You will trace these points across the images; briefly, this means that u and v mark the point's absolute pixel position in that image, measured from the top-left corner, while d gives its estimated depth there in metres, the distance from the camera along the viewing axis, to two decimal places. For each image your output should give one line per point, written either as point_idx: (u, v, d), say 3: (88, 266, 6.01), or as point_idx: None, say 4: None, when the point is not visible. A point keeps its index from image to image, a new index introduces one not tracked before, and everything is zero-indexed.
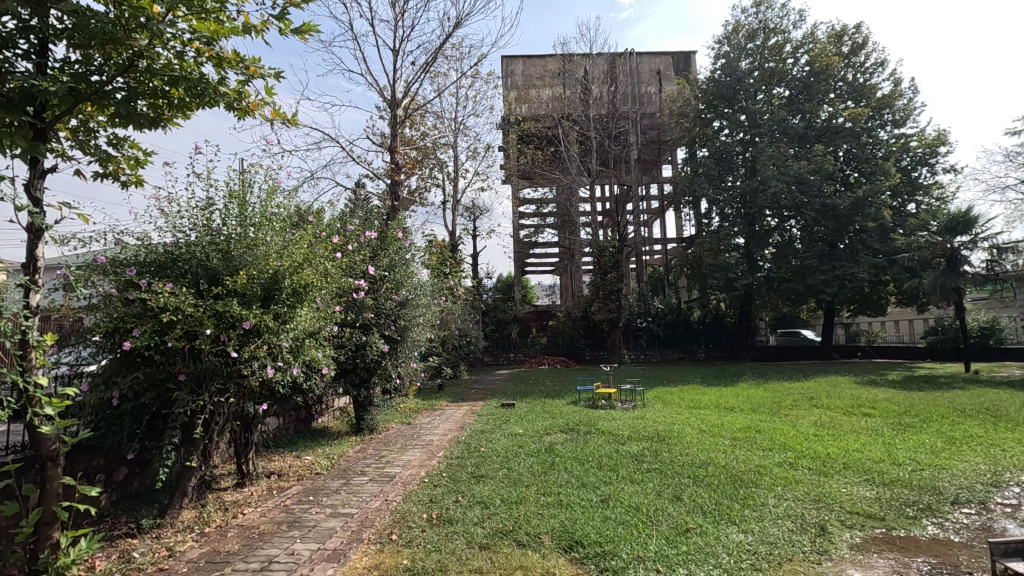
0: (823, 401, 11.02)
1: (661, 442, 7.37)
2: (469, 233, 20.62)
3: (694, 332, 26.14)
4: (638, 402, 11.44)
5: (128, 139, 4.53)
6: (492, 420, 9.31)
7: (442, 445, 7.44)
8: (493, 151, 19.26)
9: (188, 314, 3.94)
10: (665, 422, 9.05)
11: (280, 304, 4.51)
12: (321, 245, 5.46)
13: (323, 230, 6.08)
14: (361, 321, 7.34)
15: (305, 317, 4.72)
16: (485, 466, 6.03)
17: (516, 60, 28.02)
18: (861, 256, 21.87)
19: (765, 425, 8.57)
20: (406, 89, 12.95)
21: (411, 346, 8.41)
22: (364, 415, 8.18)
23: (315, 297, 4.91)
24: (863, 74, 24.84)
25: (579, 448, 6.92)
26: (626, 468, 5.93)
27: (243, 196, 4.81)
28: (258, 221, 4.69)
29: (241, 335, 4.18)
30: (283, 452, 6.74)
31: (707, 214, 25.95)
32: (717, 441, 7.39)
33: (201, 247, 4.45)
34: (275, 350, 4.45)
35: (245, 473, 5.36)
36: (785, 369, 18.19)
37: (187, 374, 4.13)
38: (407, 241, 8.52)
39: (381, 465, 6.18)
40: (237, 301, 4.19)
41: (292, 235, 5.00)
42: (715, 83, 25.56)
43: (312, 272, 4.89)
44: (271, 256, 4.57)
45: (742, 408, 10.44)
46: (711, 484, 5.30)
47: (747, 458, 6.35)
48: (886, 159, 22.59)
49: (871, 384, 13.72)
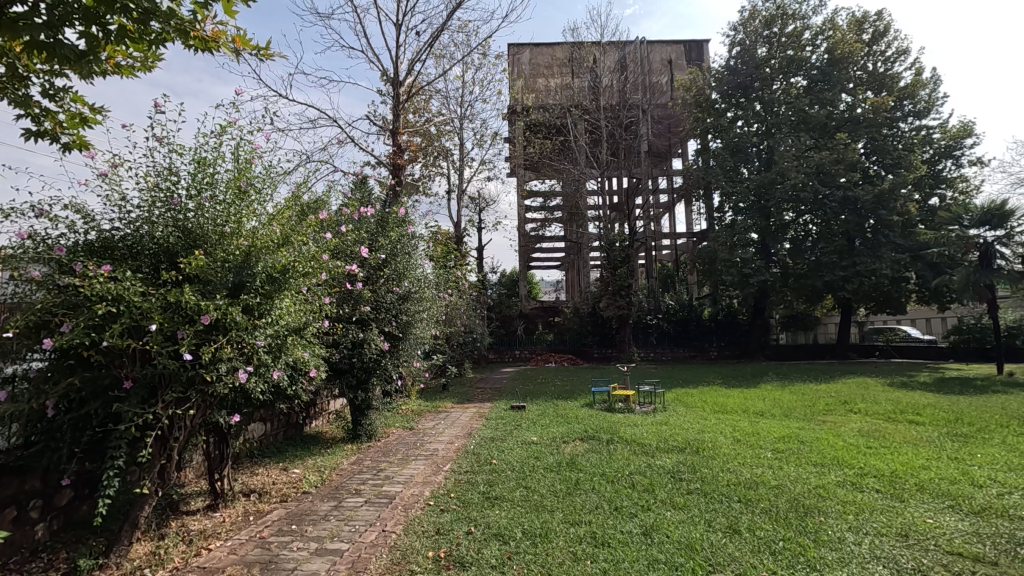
0: (860, 406, 10.14)
1: (694, 454, 6.54)
2: (475, 225, 19.74)
3: (706, 329, 25.28)
4: (658, 405, 10.62)
5: (70, 91, 3.77)
6: (503, 425, 8.49)
7: (450, 456, 6.61)
8: (499, 139, 18.39)
9: (133, 305, 3.13)
10: (694, 429, 8.23)
11: (253, 293, 3.68)
12: (307, 224, 4.66)
13: (310, 209, 5.27)
14: (357, 316, 6.56)
15: (288, 311, 3.91)
16: (500, 485, 5.19)
17: (522, 49, 27.18)
18: (884, 251, 20.94)
19: (807, 434, 7.74)
20: (408, 68, 12.08)
21: (414, 344, 7.56)
22: (361, 420, 7.37)
23: (299, 286, 4.10)
24: (885, 63, 23.86)
25: (605, 462, 6.13)
26: (664, 488, 5.11)
27: (212, 164, 4.02)
28: (232, 194, 3.90)
29: (201, 332, 3.35)
30: (269, 464, 5.94)
31: (720, 208, 25.05)
32: (757, 453, 6.57)
33: (160, 224, 3.65)
34: (250, 351, 3.65)
35: (219, 493, 4.55)
36: (806, 369, 17.32)
37: (134, 380, 3.28)
38: (411, 227, 7.71)
39: (379, 482, 5.36)
40: (196, 290, 3.36)
41: (275, 212, 4.21)
42: (730, 72, 24.66)
43: (298, 257, 4.08)
44: (245, 237, 3.76)
45: (773, 413, 9.59)
46: (771, 512, 4.46)
47: (801, 476, 5.52)
48: (908, 151, 21.67)
49: (906, 387, 12.81)
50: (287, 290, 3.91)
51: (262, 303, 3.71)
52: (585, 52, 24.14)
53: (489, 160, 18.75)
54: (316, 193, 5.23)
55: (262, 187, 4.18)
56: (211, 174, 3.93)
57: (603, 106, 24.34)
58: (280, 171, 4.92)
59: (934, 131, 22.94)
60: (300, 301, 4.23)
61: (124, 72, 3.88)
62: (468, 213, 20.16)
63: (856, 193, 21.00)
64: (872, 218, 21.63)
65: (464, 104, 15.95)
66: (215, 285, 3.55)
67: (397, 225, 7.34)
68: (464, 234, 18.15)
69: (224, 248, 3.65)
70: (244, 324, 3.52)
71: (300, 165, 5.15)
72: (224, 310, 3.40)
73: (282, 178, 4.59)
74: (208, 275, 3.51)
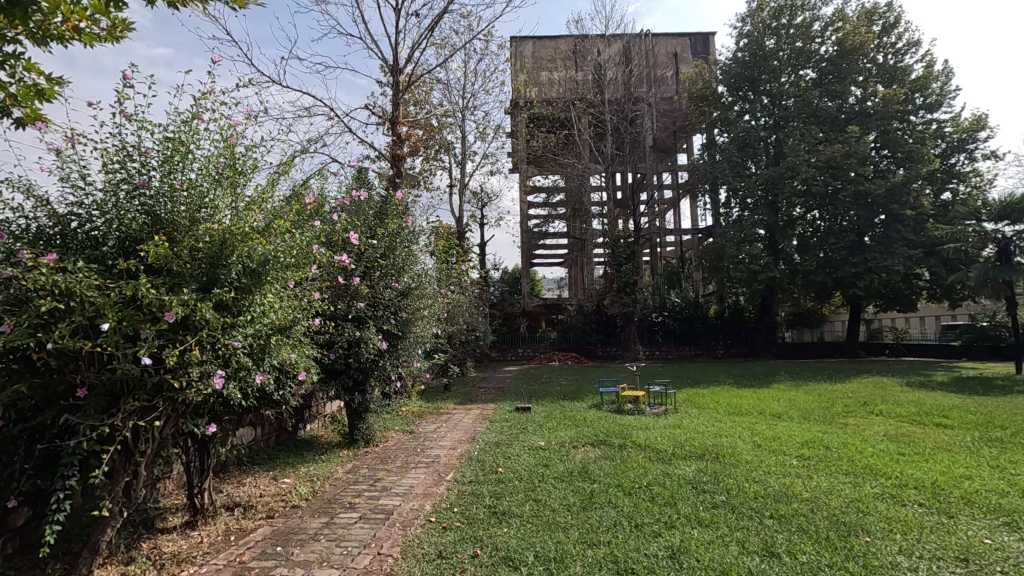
0: (881, 408, 9.69)
1: (714, 462, 6.09)
2: (477, 220, 19.27)
3: (712, 327, 24.84)
4: (669, 406, 10.17)
5: (22, 57, 3.33)
6: (508, 428, 8.08)
7: (452, 463, 6.16)
8: (502, 131, 17.94)
9: (87, 301, 2.70)
10: (710, 433, 7.80)
11: (227, 287, 3.24)
12: (292, 212, 4.23)
13: (299, 195, 4.83)
14: (352, 313, 6.14)
15: (271, 306, 3.49)
16: (508, 498, 4.76)
17: (525, 42, 26.71)
18: (896, 247, 20.46)
19: (832, 439, 7.28)
20: (407, 56, 11.60)
21: (414, 342, 7.11)
22: (358, 424, 6.93)
23: (282, 279, 3.67)
24: (895, 55, 23.30)
25: (619, 470, 5.70)
26: (687, 502, 4.67)
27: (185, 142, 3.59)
28: (209, 176, 3.50)
29: (166, 331, 2.92)
30: (257, 474, 5.51)
31: (726, 204, 24.57)
32: (780, 460, 6.12)
33: (127, 207, 3.25)
34: (227, 353, 3.25)
35: (198, 508, 4.14)
36: (818, 368, 16.87)
37: (90, 389, 2.86)
38: (411, 220, 7.26)
39: (375, 495, 4.91)
40: (160, 285, 2.93)
41: (258, 194, 3.80)
42: (737, 64, 24.12)
43: (282, 246, 3.67)
44: (220, 223, 3.35)
45: (791, 415, 9.14)
46: (809, 531, 4.02)
47: (833, 487, 5.09)
48: (920, 145, 21.16)
49: (924, 388, 12.34)
50: (269, 283, 3.48)
51: (239, 297, 3.30)
52: (589, 45, 23.68)
53: (492, 154, 18.32)
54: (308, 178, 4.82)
55: (244, 168, 3.77)
56: (185, 151, 3.52)
57: (607, 99, 23.88)
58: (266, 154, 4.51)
59: (946, 125, 22.41)
60: (287, 295, 3.83)
61: (84, 38, 3.47)
62: (470, 208, 19.73)
63: (868, 187, 20.47)
64: (883, 213, 21.14)
65: (465, 96, 15.51)
66: (183, 278, 3.12)
67: (395, 216, 6.91)
68: (466, 229, 17.68)
69: (195, 232, 3.21)
70: (219, 322, 3.10)
71: (288, 147, 4.74)
72: (193, 306, 2.96)
73: (266, 159, 4.18)
74: (175, 264, 3.07)
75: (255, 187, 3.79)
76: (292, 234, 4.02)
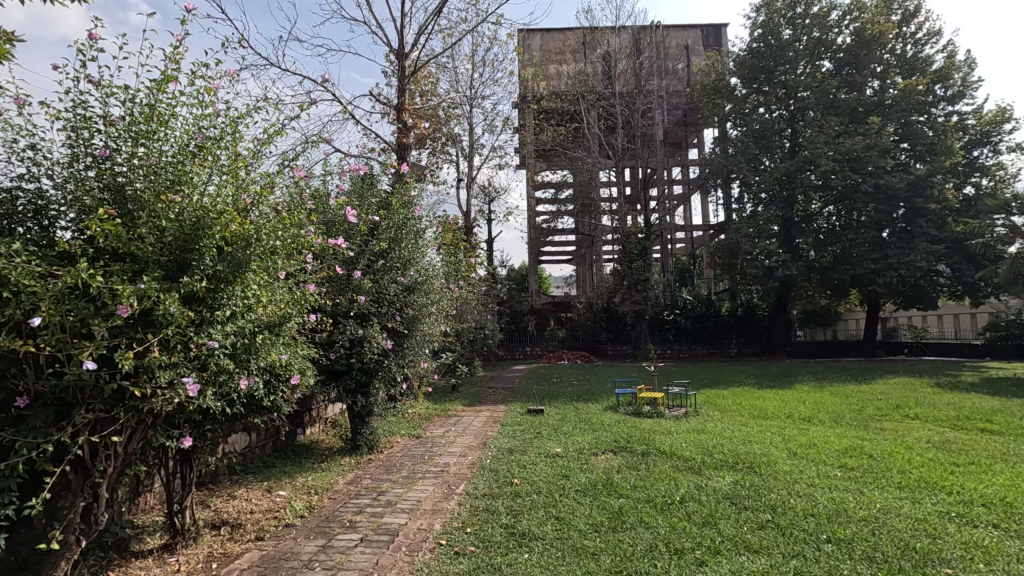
0: (917, 411, 9.12)
1: (750, 472, 5.55)
2: (484, 215, 18.74)
3: (725, 325, 24.27)
4: (690, 408, 9.62)
5: None
6: (522, 433, 7.59)
7: (463, 472, 5.65)
8: (510, 123, 17.39)
9: (21, 291, 2.19)
10: (739, 439, 7.27)
11: (199, 276, 2.73)
12: (280, 191, 3.69)
13: (294, 174, 4.30)
14: (354, 309, 5.67)
15: (253, 298, 3.03)
16: (527, 515, 4.26)
17: (534, 35, 26.20)
18: (918, 243, 19.77)
19: (873, 446, 6.74)
20: (413, 40, 11.06)
21: (422, 341, 6.61)
22: (361, 429, 6.45)
23: (267, 267, 3.16)
24: (915, 45, 22.49)
25: (646, 481, 5.21)
26: (729, 521, 4.16)
27: (155, 105, 3.07)
28: (183, 145, 3.00)
29: (122, 330, 2.42)
30: (249, 486, 5.03)
31: (739, 198, 23.93)
32: (823, 471, 5.56)
33: (84, 181, 2.76)
34: (203, 355, 2.79)
35: (178, 529, 3.68)
36: (839, 368, 16.25)
37: (33, 399, 2.36)
38: (418, 210, 6.79)
39: (379, 511, 4.41)
40: (115, 272, 2.42)
41: (241, 166, 3.28)
42: (752, 55, 23.46)
43: (268, 226, 3.17)
44: (193, 198, 2.84)
45: (821, 419, 8.58)
46: (877, 560, 3.50)
47: (890, 504, 4.57)
48: (942, 137, 20.47)
49: (956, 389, 11.72)
50: (251, 270, 2.98)
51: (215, 285, 2.81)
52: (599, 36, 23.11)
53: (500, 147, 17.81)
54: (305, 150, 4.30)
55: (226, 136, 3.26)
56: (155, 116, 3.01)
57: (618, 91, 23.30)
58: (255, 124, 3.99)
59: (967, 117, 21.67)
60: (275, 286, 3.38)
61: None
62: (478, 202, 19.22)
63: (889, 180, 19.78)
64: (903, 208, 20.46)
65: (473, 85, 14.98)
66: (147, 264, 2.63)
67: (398, 203, 6.39)
68: (474, 224, 17.16)
69: (154, 205, 2.69)
70: (188, 318, 2.61)
71: (282, 117, 4.23)
72: (156, 297, 2.46)
73: (253, 127, 3.66)
74: (134, 246, 2.57)
75: (238, 159, 3.27)
76: (280, 215, 3.51)
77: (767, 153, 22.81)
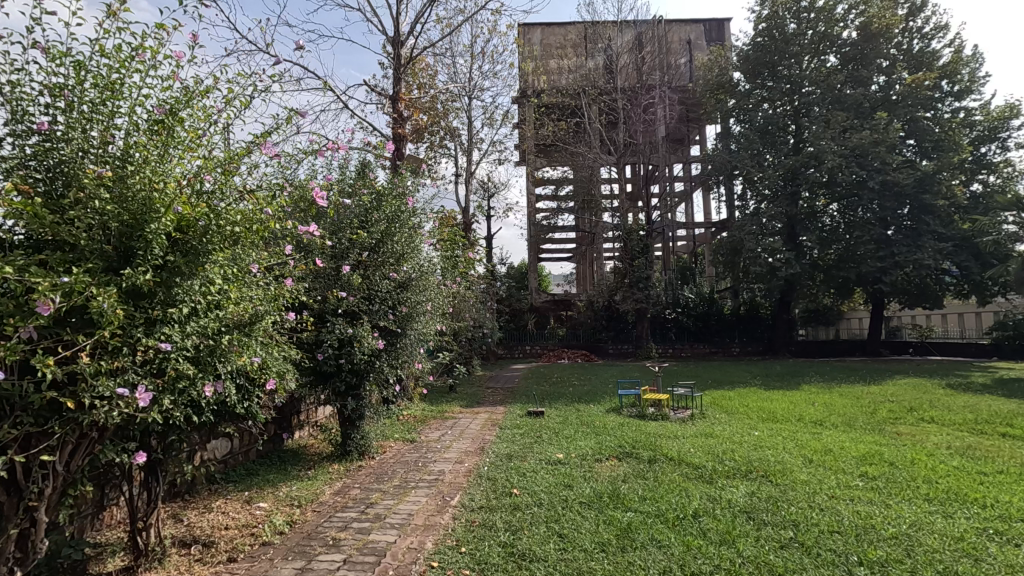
0: (933, 414, 8.75)
1: (765, 482, 5.17)
2: (484, 211, 18.33)
3: (727, 324, 23.91)
4: (695, 411, 9.27)
5: None
6: (521, 437, 7.24)
7: (459, 482, 5.29)
8: (510, 118, 17.00)
9: None
10: (751, 444, 6.92)
11: (145, 267, 2.36)
12: (252, 170, 3.28)
13: (272, 151, 3.87)
14: (342, 307, 5.31)
15: (216, 293, 2.69)
16: (526, 533, 3.91)
17: (534, 29, 25.84)
18: (925, 240, 19.39)
19: (893, 453, 6.38)
20: (409, 28, 10.70)
21: (417, 341, 6.24)
22: (351, 433, 6.09)
23: (229, 258, 2.78)
24: (922, 39, 22.01)
25: (655, 491, 4.87)
26: (749, 539, 3.81)
27: (103, 69, 2.65)
28: (133, 116, 2.61)
29: (46, 328, 2.06)
30: (227, 497, 4.67)
31: (743, 195, 23.54)
32: (844, 481, 5.20)
33: (17, 159, 2.38)
34: (156, 358, 2.47)
35: (141, 549, 3.34)
36: (845, 368, 15.88)
37: None
38: (413, 203, 6.45)
39: (366, 527, 4.06)
40: (34, 265, 2.05)
41: (203, 139, 2.88)
42: (755, 49, 23.09)
43: (230, 208, 2.78)
44: (138, 173, 2.45)
45: (834, 423, 8.24)
46: None
47: (922, 520, 4.22)
48: (949, 133, 20.10)
49: (969, 391, 11.34)
50: (211, 261, 2.62)
51: (164, 277, 2.46)
52: (601, 30, 22.69)
53: (500, 141, 17.42)
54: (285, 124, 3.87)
55: (186, 105, 2.85)
56: (101, 82, 2.61)
57: (620, 86, 22.91)
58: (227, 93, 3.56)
59: (975, 113, 21.25)
60: (246, 280, 3.06)
61: None
62: (477, 198, 18.84)
63: (896, 177, 19.42)
64: (910, 205, 20.07)
65: (471, 77, 14.61)
66: (83, 256, 2.26)
67: (390, 195, 6.02)
68: (473, 220, 16.77)
69: (81, 180, 2.28)
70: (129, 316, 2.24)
71: (257, 86, 3.78)
72: (87, 291, 2.09)
73: (221, 96, 3.25)
74: (62, 231, 2.21)
75: (200, 131, 2.87)
76: (251, 197, 3.10)
77: (771, 149, 22.50)
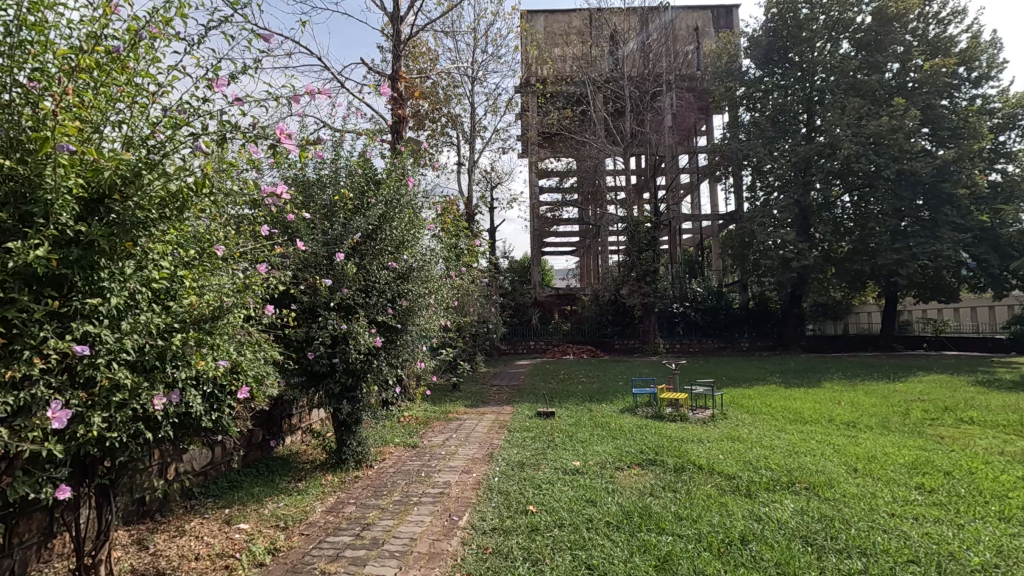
0: (972, 415, 8.15)
1: (813, 496, 4.59)
2: (486, 202, 17.65)
3: (737, 319, 23.27)
4: (716, 411, 8.68)
5: None
6: (533, 441, 6.67)
7: (467, 496, 4.71)
8: (515, 104, 16.38)
9: None
10: (783, 449, 6.35)
11: (43, 241, 1.86)
12: (207, 117, 2.66)
13: (240, 91, 3.05)
14: (336, 301, 4.72)
15: (161, 281, 2.23)
16: (548, 564, 3.34)
17: (537, 17, 25.11)
18: (943, 231, 18.73)
19: (943, 460, 5.79)
20: (410, 4, 10.07)
21: (419, 337, 5.63)
22: (347, 440, 5.48)
23: (166, 232, 2.24)
24: (939, 25, 21.12)
25: (691, 508, 4.28)
26: (812, 572, 3.23)
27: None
28: (40, 48, 2.08)
29: None
30: (205, 516, 4.09)
31: (753, 186, 22.87)
32: (900, 495, 4.60)
33: None
34: (77, 365, 2.00)
35: None
36: (864, 365, 15.24)
37: None
38: (414, 184, 5.94)
39: (362, 557, 3.47)
40: None
41: (138, 81, 2.34)
42: (768, 34, 22.67)
43: (168, 165, 2.23)
44: (42, 118, 1.95)
45: (866, 424, 7.66)
46: None
47: (1011, 546, 3.61)
48: (967, 121, 19.39)
49: (999, 388, 10.76)
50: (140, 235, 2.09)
51: (76, 257, 1.95)
52: (606, 17, 22.02)
53: (504, 129, 16.78)
54: (255, 65, 3.20)
55: (108, 36, 2.31)
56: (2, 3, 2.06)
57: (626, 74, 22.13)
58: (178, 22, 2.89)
59: (993, 100, 20.54)
60: (211, 267, 2.57)
61: None
62: (479, 189, 18.22)
63: (914, 165, 18.70)
64: (927, 195, 19.41)
65: (474, 61, 13.96)
66: None
67: (389, 176, 5.41)
68: (476, 211, 16.14)
69: None
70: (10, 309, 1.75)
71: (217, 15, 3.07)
72: None
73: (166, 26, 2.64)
74: None
75: (133, 70, 2.34)
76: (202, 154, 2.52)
77: (785, 137, 21.90)
